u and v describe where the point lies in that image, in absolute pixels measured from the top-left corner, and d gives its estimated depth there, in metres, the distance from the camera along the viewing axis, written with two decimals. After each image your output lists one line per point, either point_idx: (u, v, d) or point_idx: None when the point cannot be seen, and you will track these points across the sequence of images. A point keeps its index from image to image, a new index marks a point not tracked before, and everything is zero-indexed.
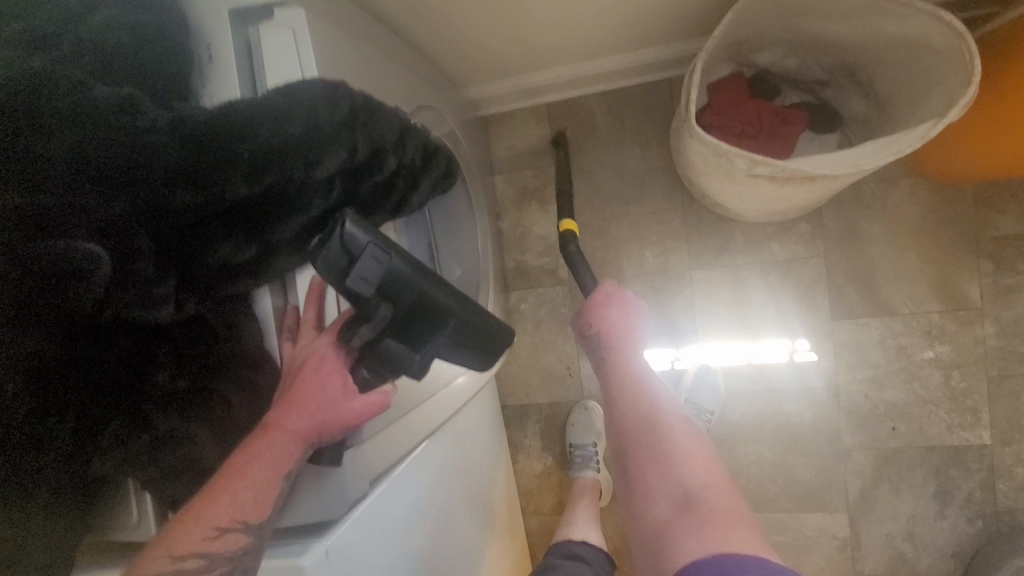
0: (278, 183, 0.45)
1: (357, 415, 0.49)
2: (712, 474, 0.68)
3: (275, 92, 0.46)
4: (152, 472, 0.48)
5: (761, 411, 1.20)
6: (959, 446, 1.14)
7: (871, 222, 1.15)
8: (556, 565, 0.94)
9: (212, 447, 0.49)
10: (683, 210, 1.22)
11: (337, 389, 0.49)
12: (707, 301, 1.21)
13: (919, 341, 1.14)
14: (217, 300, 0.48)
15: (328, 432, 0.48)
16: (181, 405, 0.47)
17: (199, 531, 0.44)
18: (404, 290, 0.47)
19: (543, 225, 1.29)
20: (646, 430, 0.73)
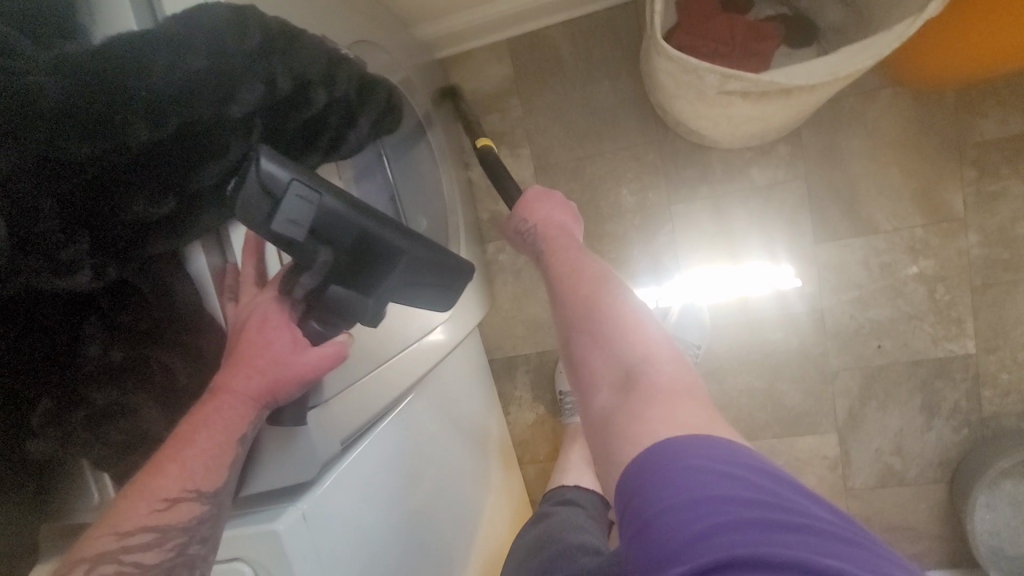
0: (189, 123, 0.41)
1: (311, 370, 0.46)
2: (657, 351, 0.61)
3: (174, 23, 0.41)
4: (99, 451, 0.45)
5: (748, 341, 1.20)
6: (944, 358, 1.14)
7: (852, 138, 1.11)
8: (550, 512, 0.94)
9: (160, 420, 0.46)
10: (658, 142, 1.17)
11: (285, 345, 0.46)
12: (687, 234, 1.19)
13: (903, 256, 1.12)
14: (143, 263, 0.44)
15: (282, 391, 0.46)
16: (116, 378, 0.43)
17: (146, 505, 0.42)
18: (344, 229, 0.44)
19: (515, 170, 1.24)
20: (581, 321, 0.66)
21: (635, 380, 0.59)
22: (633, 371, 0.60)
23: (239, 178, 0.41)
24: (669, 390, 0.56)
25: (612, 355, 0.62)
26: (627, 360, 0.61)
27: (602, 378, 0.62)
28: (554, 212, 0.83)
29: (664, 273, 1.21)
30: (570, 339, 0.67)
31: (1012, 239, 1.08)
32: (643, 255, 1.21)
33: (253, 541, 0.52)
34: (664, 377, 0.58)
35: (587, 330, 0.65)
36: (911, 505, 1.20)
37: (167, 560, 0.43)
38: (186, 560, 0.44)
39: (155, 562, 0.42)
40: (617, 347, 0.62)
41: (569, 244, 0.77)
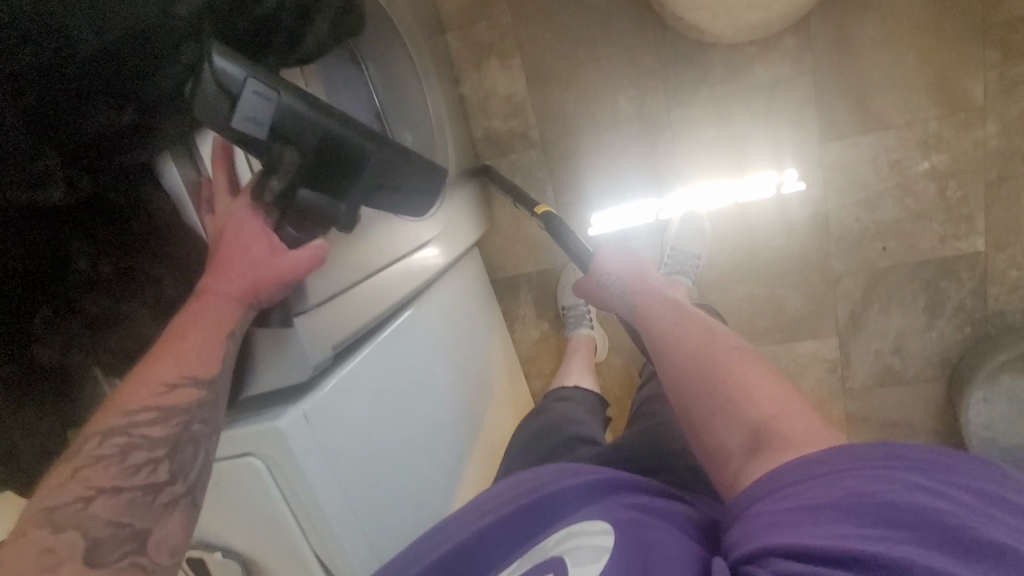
0: (135, 30, 0.42)
1: (289, 271, 0.48)
2: (782, 404, 0.59)
3: None
4: (104, 356, 0.50)
5: (750, 249, 1.19)
6: (951, 257, 1.12)
7: (865, 25, 1.02)
8: (547, 406, 0.99)
9: (154, 325, 0.51)
10: (656, 43, 1.10)
11: (262, 249, 0.48)
12: (688, 143, 1.15)
13: (915, 153, 1.07)
14: (113, 178, 0.45)
15: (264, 290, 0.49)
16: (107, 286, 0.47)
17: (148, 389, 0.46)
18: (305, 131, 0.44)
19: (507, 83, 1.19)
20: (700, 381, 0.67)
21: (763, 437, 0.56)
22: (760, 429, 0.57)
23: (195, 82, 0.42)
24: (806, 440, 0.53)
25: (735, 417, 0.61)
26: (751, 417, 0.59)
27: (731, 443, 0.60)
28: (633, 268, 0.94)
29: (664, 185, 1.19)
30: (691, 405, 0.67)
31: None
32: (641, 166, 1.19)
33: (260, 437, 0.56)
34: (791, 428, 0.56)
35: (709, 391, 0.65)
36: (908, 402, 1.23)
37: (173, 435, 0.46)
38: (190, 436, 0.47)
39: (163, 435, 0.46)
40: (739, 405, 0.61)
41: (664, 310, 0.82)
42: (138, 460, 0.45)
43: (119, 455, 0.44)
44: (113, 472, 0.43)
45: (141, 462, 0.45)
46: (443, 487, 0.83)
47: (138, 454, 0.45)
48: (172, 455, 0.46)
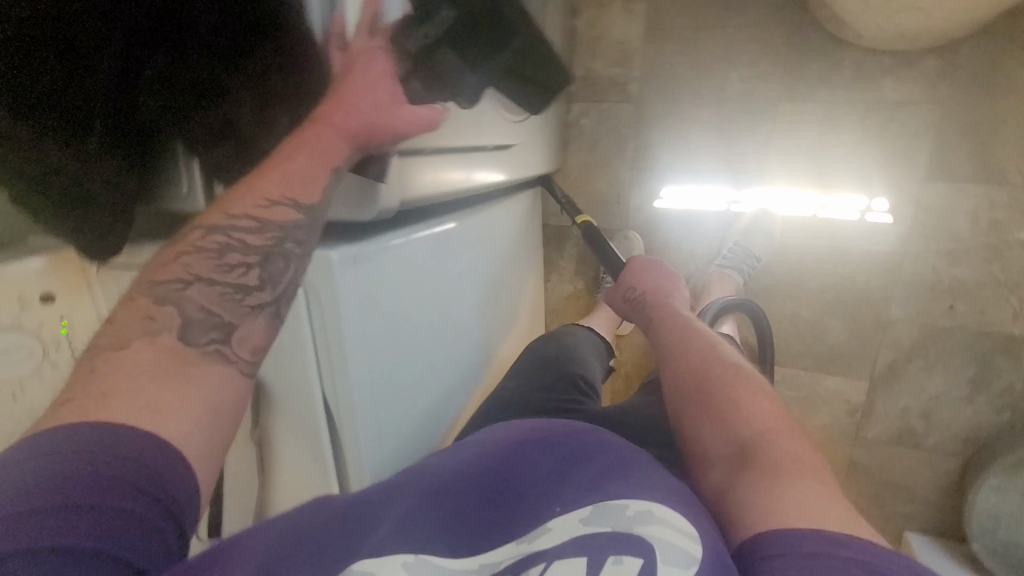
0: None
1: (405, 125, 0.53)
2: (774, 423, 0.60)
3: None
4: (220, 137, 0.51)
5: (811, 266, 1.15)
6: (1018, 336, 1.06)
7: (1016, 68, 0.96)
8: (557, 336, 1.01)
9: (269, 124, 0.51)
10: (789, 27, 1.05)
11: (387, 94, 0.51)
12: (786, 141, 1.10)
13: (1019, 217, 1.01)
14: None
15: (375, 136, 0.53)
16: (238, 66, 0.47)
17: (251, 201, 0.49)
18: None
19: (623, 27, 1.15)
20: (700, 384, 0.68)
21: (750, 453, 0.57)
22: (749, 442, 0.58)
23: None
24: (796, 466, 0.54)
25: (726, 427, 0.62)
26: (743, 430, 0.60)
27: (718, 453, 0.61)
28: (660, 270, 0.92)
29: (746, 177, 1.15)
30: (682, 407, 0.68)
31: None
32: (731, 152, 1.14)
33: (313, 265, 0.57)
34: (782, 448, 0.57)
35: (707, 395, 0.66)
36: (916, 469, 1.19)
37: (266, 247, 0.49)
38: (281, 252, 0.50)
39: (259, 244, 0.49)
40: (735, 417, 0.62)
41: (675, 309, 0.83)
42: (233, 261, 0.48)
43: (217, 252, 0.48)
44: (211, 264, 0.47)
45: (235, 262, 0.48)
46: (450, 390, 0.84)
47: (234, 255, 0.48)
48: (264, 265, 0.49)
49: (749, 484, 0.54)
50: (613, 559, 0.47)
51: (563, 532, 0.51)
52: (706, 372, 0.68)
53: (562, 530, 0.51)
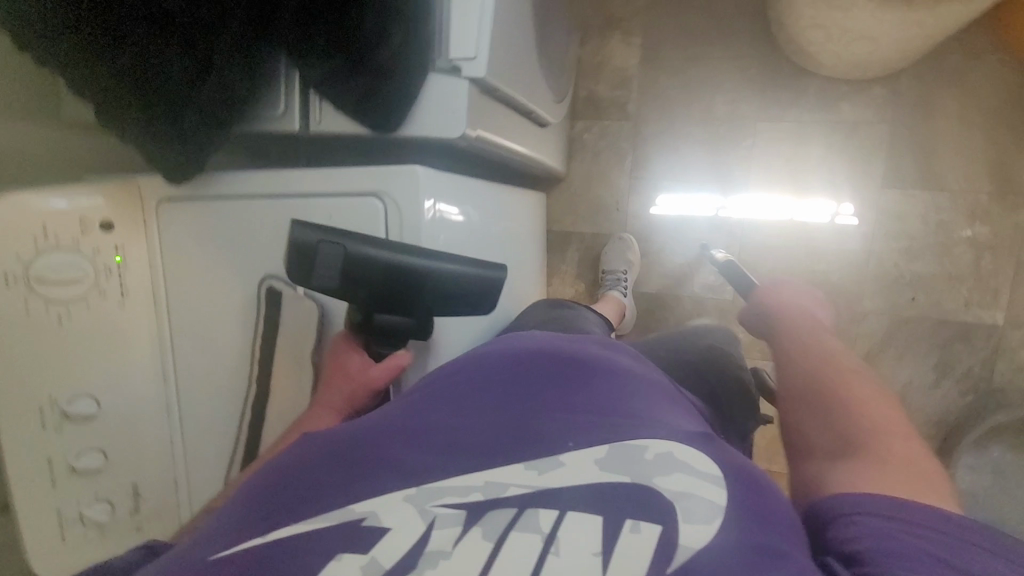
0: None
1: (377, 379, 0.67)
2: (901, 429, 0.54)
3: None
4: (332, 61, 0.56)
5: (793, 264, 1.27)
6: (970, 323, 1.21)
7: (945, 96, 1.17)
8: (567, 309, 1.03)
9: (380, 52, 0.56)
10: (763, 60, 1.25)
11: (360, 363, 0.67)
12: (765, 154, 1.27)
13: (961, 218, 1.19)
14: None
15: (357, 397, 0.67)
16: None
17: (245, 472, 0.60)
18: (406, 308, 0.63)
19: (623, 57, 1.32)
20: (819, 386, 0.61)
21: (860, 444, 0.52)
22: (862, 437, 0.53)
23: None
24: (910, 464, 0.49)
25: (840, 424, 0.56)
26: (861, 426, 0.54)
27: (823, 442, 0.55)
28: (782, 292, 0.88)
29: (731, 186, 1.29)
30: (792, 401, 0.62)
31: None
32: (718, 163, 1.30)
33: (396, 176, 0.66)
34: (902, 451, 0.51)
35: (822, 400, 0.59)
36: None
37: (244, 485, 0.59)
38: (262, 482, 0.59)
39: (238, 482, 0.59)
40: (853, 417, 0.56)
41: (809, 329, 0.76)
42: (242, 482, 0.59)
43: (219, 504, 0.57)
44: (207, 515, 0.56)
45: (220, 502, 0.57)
46: (485, 338, 0.88)
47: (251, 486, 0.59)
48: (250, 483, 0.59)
49: (856, 471, 0.50)
50: (631, 523, 0.43)
51: (581, 474, 0.46)
52: (828, 379, 0.61)
53: (578, 466, 0.47)
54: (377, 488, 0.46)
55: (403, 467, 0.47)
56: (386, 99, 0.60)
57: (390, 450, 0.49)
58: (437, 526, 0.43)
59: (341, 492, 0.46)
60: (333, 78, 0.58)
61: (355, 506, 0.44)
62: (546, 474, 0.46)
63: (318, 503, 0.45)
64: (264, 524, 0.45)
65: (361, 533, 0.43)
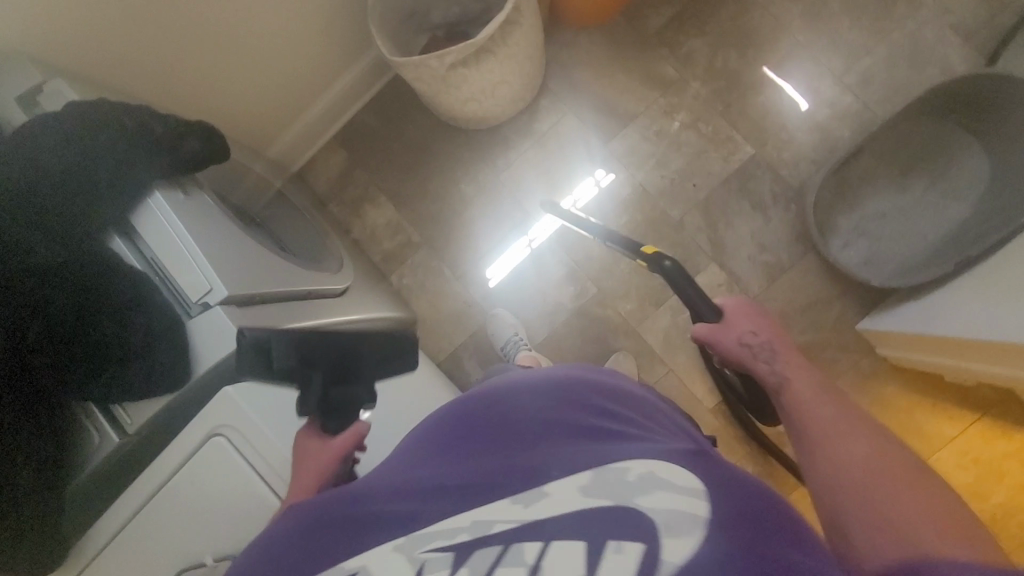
0: (101, 183, 0.74)
1: (343, 443, 0.70)
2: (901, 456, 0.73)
3: (96, 128, 0.76)
4: (123, 382, 0.71)
5: (608, 232, 1.47)
6: (740, 165, 1.44)
7: (581, 71, 1.51)
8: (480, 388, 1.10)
9: (154, 352, 0.72)
10: (466, 143, 1.55)
11: (318, 441, 0.71)
12: (523, 189, 1.52)
13: (665, 120, 1.48)
14: (101, 263, 0.73)
15: (332, 469, 0.68)
16: (117, 327, 0.70)
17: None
18: (352, 376, 0.78)
19: (382, 215, 1.56)
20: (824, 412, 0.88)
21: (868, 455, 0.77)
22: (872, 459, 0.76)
23: (135, 198, 0.77)
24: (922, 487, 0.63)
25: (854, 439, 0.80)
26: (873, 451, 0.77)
27: None
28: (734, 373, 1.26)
29: (523, 224, 1.51)
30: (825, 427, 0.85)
31: (720, 69, 1.46)
32: (502, 219, 1.52)
33: (217, 408, 0.79)
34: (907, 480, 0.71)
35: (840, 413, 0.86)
36: (801, 280, 1.40)
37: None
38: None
39: None
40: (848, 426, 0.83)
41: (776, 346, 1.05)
42: None
43: None
44: None
45: None
46: None
47: None
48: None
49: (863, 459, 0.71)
50: (615, 544, 0.51)
51: (568, 504, 0.53)
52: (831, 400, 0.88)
53: (566, 499, 0.54)
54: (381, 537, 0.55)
55: (411, 513, 0.56)
56: (169, 377, 0.73)
57: (400, 504, 0.57)
58: (427, 571, 0.52)
59: (358, 543, 0.55)
60: (127, 394, 0.72)
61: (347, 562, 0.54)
62: (531, 504, 0.54)
63: (338, 544, 0.55)
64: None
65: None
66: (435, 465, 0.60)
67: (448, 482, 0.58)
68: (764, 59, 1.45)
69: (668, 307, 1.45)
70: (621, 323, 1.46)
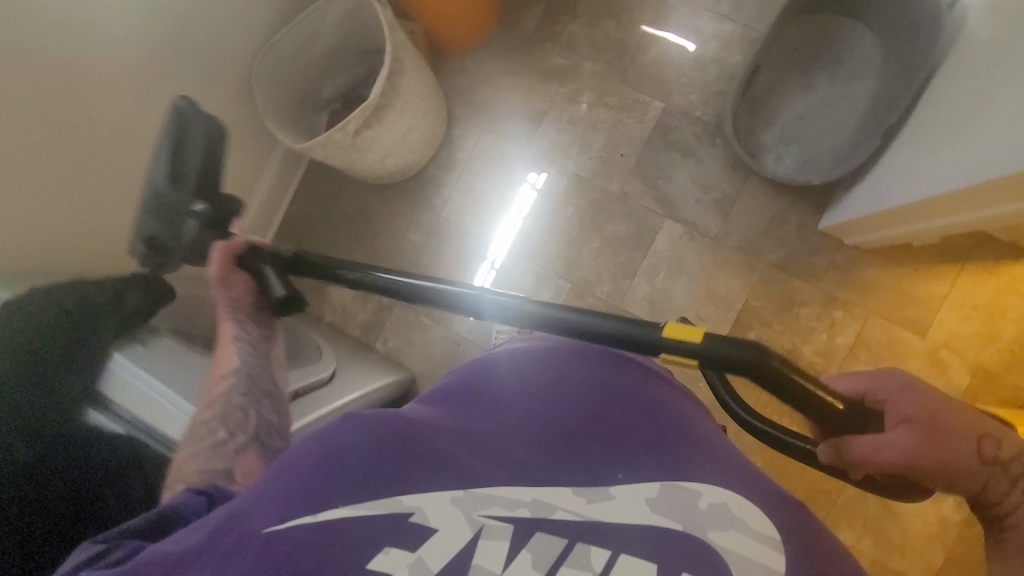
0: (59, 364, 0.79)
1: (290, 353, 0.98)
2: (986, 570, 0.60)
3: (37, 315, 0.80)
4: None
5: (560, 227, 1.51)
6: (657, 121, 1.48)
7: (480, 91, 1.54)
8: None
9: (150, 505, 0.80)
10: (400, 195, 1.57)
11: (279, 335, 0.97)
12: (468, 217, 1.54)
13: (572, 106, 1.51)
14: (82, 438, 0.78)
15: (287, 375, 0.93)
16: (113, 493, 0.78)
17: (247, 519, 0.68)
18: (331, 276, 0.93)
19: (347, 291, 1.58)
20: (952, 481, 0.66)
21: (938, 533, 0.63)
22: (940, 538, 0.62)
23: (94, 367, 0.82)
24: None
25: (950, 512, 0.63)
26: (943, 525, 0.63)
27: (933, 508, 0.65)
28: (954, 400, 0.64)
29: (480, 250, 1.53)
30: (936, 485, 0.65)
31: (604, 43, 1.50)
32: (459, 253, 1.54)
33: None
34: None
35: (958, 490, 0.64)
36: (752, 204, 1.43)
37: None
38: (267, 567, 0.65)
39: None
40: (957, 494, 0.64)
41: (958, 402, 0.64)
42: None
43: None
44: None
45: None
46: None
47: None
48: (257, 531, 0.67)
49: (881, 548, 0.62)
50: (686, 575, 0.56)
51: (636, 511, 0.59)
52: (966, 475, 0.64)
53: (631, 494, 0.60)
54: (438, 485, 0.58)
55: (478, 470, 0.60)
56: None
57: (467, 463, 0.60)
58: (486, 534, 0.56)
59: (412, 485, 0.58)
60: None
61: (404, 502, 0.57)
62: (596, 502, 0.59)
63: (397, 483, 0.58)
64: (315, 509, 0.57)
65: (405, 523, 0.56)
66: (510, 433, 0.64)
67: (518, 450, 0.63)
68: (640, 19, 1.49)
69: (642, 274, 1.47)
70: (605, 306, 1.48)
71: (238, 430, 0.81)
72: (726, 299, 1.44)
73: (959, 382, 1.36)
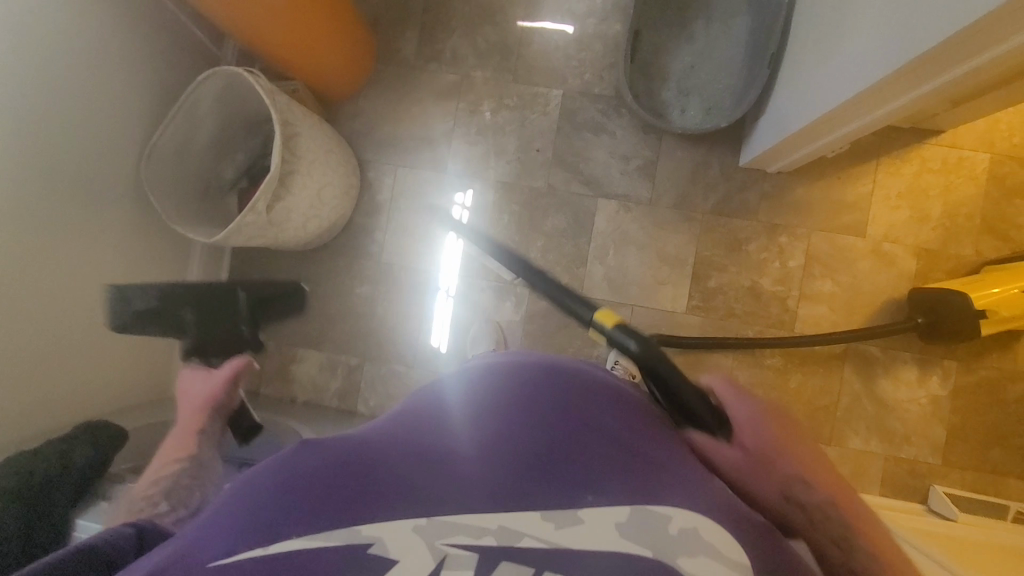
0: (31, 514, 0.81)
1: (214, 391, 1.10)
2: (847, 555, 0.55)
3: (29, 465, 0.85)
4: None
5: (502, 236, 1.50)
6: (561, 108, 1.48)
7: (381, 128, 1.52)
8: None
9: None
10: (335, 253, 1.52)
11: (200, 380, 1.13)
12: (409, 255, 1.51)
13: (476, 117, 1.50)
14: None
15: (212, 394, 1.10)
16: None
17: None
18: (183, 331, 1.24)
19: (311, 364, 1.52)
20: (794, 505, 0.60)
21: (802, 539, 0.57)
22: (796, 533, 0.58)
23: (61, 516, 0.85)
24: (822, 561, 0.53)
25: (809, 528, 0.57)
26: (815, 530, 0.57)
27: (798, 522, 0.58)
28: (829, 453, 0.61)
29: (432, 283, 1.51)
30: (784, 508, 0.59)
31: (487, 47, 1.50)
32: (412, 291, 1.51)
33: None
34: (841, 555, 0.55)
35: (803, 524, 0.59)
36: (674, 160, 1.46)
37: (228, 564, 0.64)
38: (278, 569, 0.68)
39: None
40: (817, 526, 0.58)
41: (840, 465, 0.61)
42: None
43: None
44: None
45: None
46: None
47: None
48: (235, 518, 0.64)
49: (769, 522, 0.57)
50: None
51: (598, 528, 0.54)
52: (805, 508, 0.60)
53: (600, 520, 0.54)
54: (399, 515, 0.53)
55: (434, 497, 0.54)
56: None
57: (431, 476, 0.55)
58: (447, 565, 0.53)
59: (370, 510, 0.53)
60: None
61: (363, 532, 0.53)
62: (563, 528, 0.54)
63: (356, 515, 0.53)
64: (270, 534, 0.53)
65: (364, 559, 0.52)
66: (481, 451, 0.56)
67: (483, 468, 0.56)
68: (514, 15, 1.49)
69: (593, 258, 1.48)
70: (568, 299, 1.48)
71: (179, 503, 0.87)
72: (678, 255, 1.46)
73: (908, 267, 1.43)
